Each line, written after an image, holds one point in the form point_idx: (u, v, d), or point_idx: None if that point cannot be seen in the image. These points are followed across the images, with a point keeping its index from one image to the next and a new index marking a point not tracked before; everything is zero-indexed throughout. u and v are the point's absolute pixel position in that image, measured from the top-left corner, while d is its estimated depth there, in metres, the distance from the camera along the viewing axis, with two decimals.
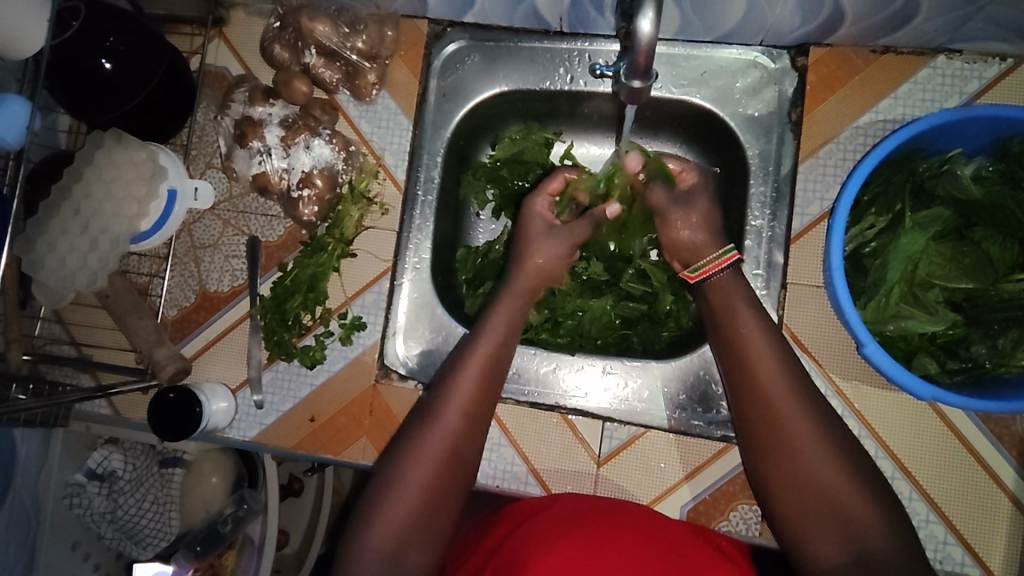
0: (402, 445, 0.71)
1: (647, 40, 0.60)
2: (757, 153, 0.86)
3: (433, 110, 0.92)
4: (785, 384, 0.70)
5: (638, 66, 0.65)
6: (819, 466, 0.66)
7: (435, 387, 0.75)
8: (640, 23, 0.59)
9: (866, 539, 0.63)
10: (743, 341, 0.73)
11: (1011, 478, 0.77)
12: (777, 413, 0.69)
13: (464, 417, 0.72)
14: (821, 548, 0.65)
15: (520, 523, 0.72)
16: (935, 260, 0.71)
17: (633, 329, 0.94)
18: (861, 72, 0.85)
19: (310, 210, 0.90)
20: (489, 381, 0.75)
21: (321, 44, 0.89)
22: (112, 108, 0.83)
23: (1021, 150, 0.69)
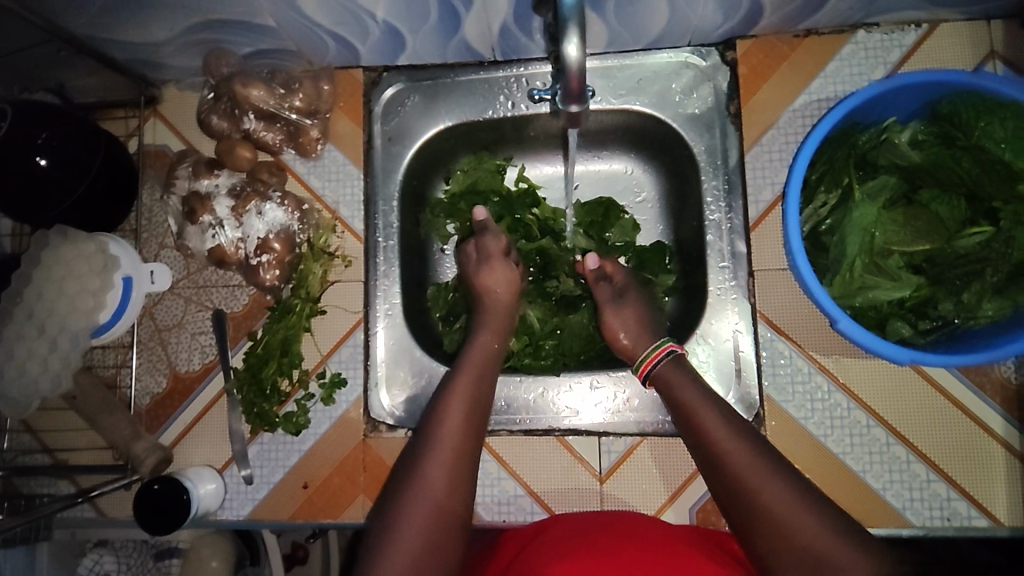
0: (391, 507, 0.69)
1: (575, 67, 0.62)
2: (704, 149, 0.88)
3: (381, 155, 0.92)
4: (718, 417, 0.72)
5: (573, 90, 0.66)
6: (774, 497, 0.64)
7: (415, 444, 0.74)
8: (566, 51, 0.60)
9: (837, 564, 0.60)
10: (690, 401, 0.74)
11: (1000, 425, 0.78)
12: (731, 461, 0.68)
13: (451, 468, 0.71)
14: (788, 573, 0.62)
15: (512, 560, 0.70)
16: (890, 227, 0.73)
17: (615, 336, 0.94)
18: (787, 58, 0.88)
19: (273, 274, 0.88)
20: (469, 430, 0.75)
21: (259, 108, 0.88)
22: (54, 205, 0.81)
23: (950, 110, 0.71)
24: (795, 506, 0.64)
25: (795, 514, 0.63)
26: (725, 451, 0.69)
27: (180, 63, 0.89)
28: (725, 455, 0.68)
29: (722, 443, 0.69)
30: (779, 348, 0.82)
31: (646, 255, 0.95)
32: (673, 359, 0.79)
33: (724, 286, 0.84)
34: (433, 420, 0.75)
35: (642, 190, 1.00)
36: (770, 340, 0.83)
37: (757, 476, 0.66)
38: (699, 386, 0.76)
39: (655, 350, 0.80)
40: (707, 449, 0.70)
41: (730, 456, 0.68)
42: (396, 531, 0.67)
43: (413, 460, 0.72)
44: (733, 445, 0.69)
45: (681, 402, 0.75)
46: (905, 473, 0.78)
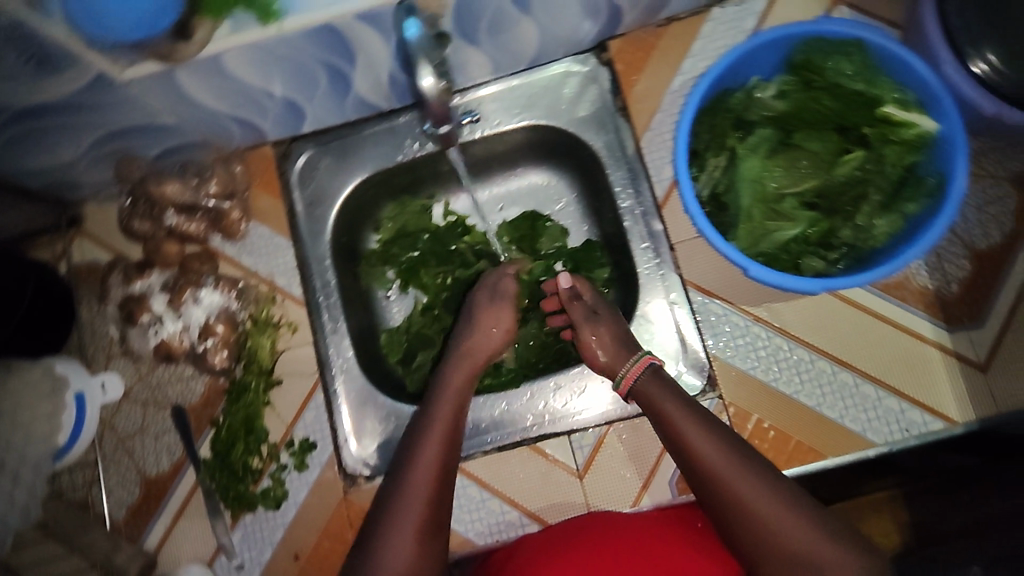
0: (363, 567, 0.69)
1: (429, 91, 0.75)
2: (603, 144, 0.94)
3: (305, 220, 0.95)
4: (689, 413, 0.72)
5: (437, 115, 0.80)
6: (758, 507, 0.65)
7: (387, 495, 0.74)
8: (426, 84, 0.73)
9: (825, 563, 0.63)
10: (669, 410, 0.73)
11: (929, 329, 0.83)
12: (714, 470, 0.68)
13: (426, 518, 0.71)
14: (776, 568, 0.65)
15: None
16: (776, 174, 0.77)
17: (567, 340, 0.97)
18: (657, 46, 0.94)
19: (221, 357, 0.90)
20: (442, 496, 0.73)
21: (176, 203, 0.91)
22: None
23: (803, 58, 0.76)
24: (766, 497, 0.65)
25: (767, 507, 0.65)
26: (704, 460, 0.68)
27: (93, 178, 0.92)
28: (707, 464, 0.68)
29: (702, 453, 0.69)
30: (714, 310, 0.86)
31: (579, 255, 0.99)
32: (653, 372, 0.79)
33: (651, 266, 0.89)
34: (408, 472, 0.74)
35: (560, 196, 1.05)
36: (703, 305, 0.86)
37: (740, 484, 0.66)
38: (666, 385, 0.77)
39: (634, 365, 0.80)
40: (689, 457, 0.70)
41: (709, 462, 0.68)
42: None
43: (383, 533, 0.70)
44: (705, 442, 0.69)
45: (660, 415, 0.74)
46: (857, 396, 0.82)
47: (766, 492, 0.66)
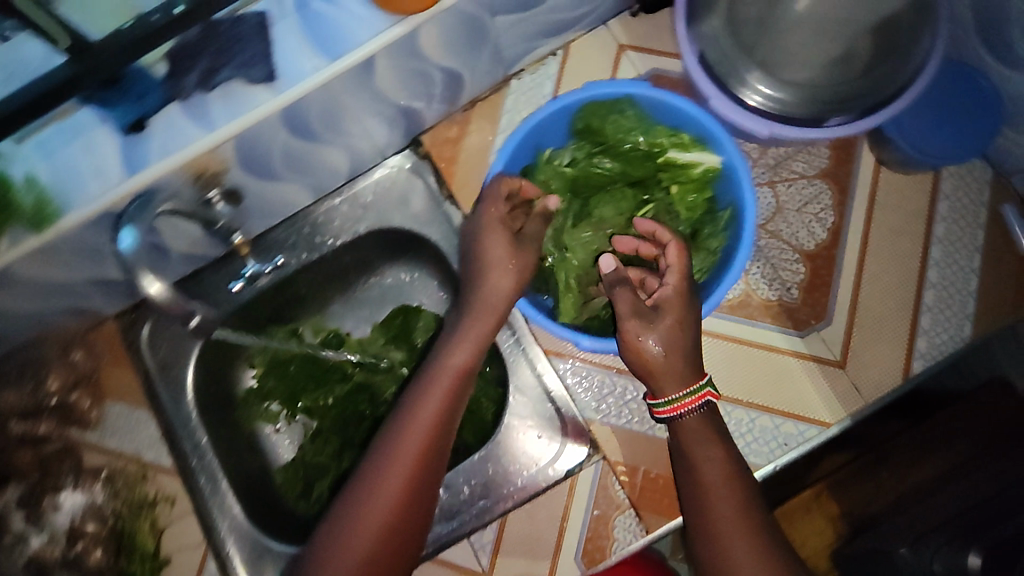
0: None
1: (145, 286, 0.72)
2: (440, 236, 0.95)
3: (162, 386, 0.92)
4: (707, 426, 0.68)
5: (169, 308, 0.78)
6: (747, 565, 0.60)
7: (339, 514, 0.66)
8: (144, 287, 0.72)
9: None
10: (685, 437, 0.68)
11: (781, 339, 0.84)
12: (717, 515, 0.63)
13: (374, 545, 0.64)
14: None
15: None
16: (587, 238, 0.81)
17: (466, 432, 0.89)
18: (466, 132, 0.98)
19: (97, 554, 0.86)
20: (395, 528, 0.65)
21: (16, 410, 0.87)
22: None
23: (584, 125, 0.78)
24: (740, 525, 0.62)
25: (736, 535, 0.61)
26: (713, 503, 0.64)
27: None
28: (713, 510, 0.63)
29: (711, 494, 0.64)
30: (577, 373, 0.87)
31: None
32: (705, 413, 0.69)
33: (511, 345, 0.87)
34: (376, 486, 0.65)
35: (425, 287, 1.05)
36: (567, 371, 0.87)
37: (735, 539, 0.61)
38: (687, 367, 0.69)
39: (693, 398, 0.68)
40: (697, 491, 0.65)
41: (704, 478, 0.65)
42: None
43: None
44: (707, 457, 0.66)
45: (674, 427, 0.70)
46: (732, 423, 0.82)
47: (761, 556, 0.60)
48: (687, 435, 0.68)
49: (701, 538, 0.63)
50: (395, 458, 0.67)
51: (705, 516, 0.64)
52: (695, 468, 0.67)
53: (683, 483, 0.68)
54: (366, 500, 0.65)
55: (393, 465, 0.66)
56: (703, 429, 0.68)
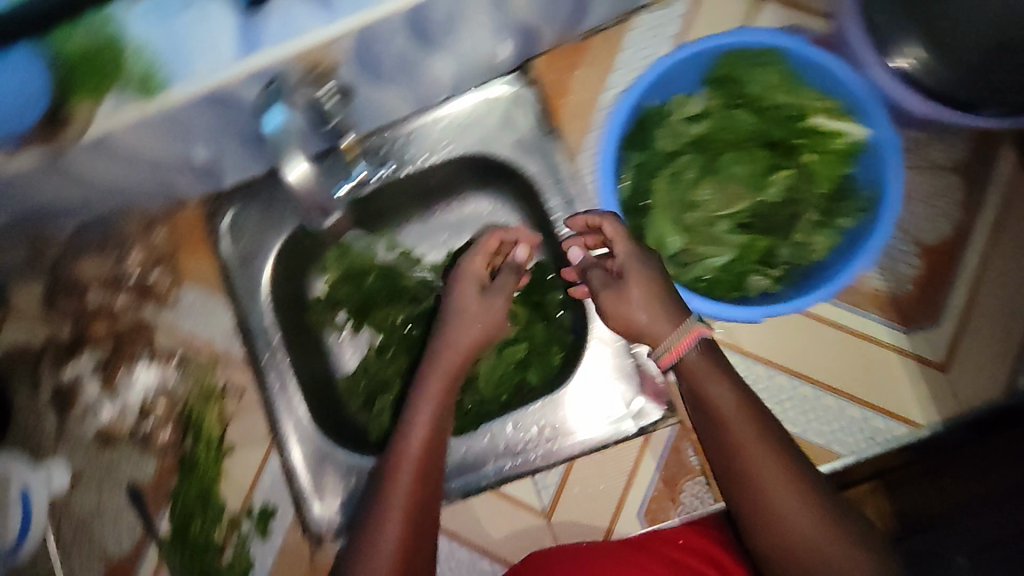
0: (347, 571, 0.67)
1: (307, 194, 0.77)
2: (540, 169, 0.90)
3: (239, 279, 0.91)
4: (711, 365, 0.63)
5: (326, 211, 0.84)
6: (795, 520, 0.58)
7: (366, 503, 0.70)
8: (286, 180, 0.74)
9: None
10: (697, 388, 0.63)
11: (886, 333, 0.81)
12: (748, 467, 0.60)
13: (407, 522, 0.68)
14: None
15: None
16: (708, 196, 0.74)
17: (541, 373, 0.91)
18: (579, 63, 0.92)
19: (167, 433, 0.87)
20: (423, 501, 0.70)
21: (96, 279, 0.89)
22: None
23: (722, 74, 0.72)
24: (779, 477, 0.59)
25: (778, 492, 0.58)
26: (741, 456, 0.60)
27: None
28: (744, 461, 0.60)
29: (739, 446, 0.61)
30: None
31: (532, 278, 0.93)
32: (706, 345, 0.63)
33: None
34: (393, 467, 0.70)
35: (507, 220, 1.01)
36: None
37: (775, 491, 0.58)
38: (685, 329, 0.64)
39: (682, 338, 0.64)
40: (726, 448, 0.61)
41: (728, 432, 0.61)
42: None
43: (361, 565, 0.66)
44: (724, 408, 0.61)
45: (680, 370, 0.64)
46: (820, 409, 0.81)
47: (806, 506, 0.58)
48: (698, 372, 0.63)
49: (736, 489, 0.61)
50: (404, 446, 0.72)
51: (737, 468, 0.61)
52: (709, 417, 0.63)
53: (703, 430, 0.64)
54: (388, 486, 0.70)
55: (409, 444, 0.71)
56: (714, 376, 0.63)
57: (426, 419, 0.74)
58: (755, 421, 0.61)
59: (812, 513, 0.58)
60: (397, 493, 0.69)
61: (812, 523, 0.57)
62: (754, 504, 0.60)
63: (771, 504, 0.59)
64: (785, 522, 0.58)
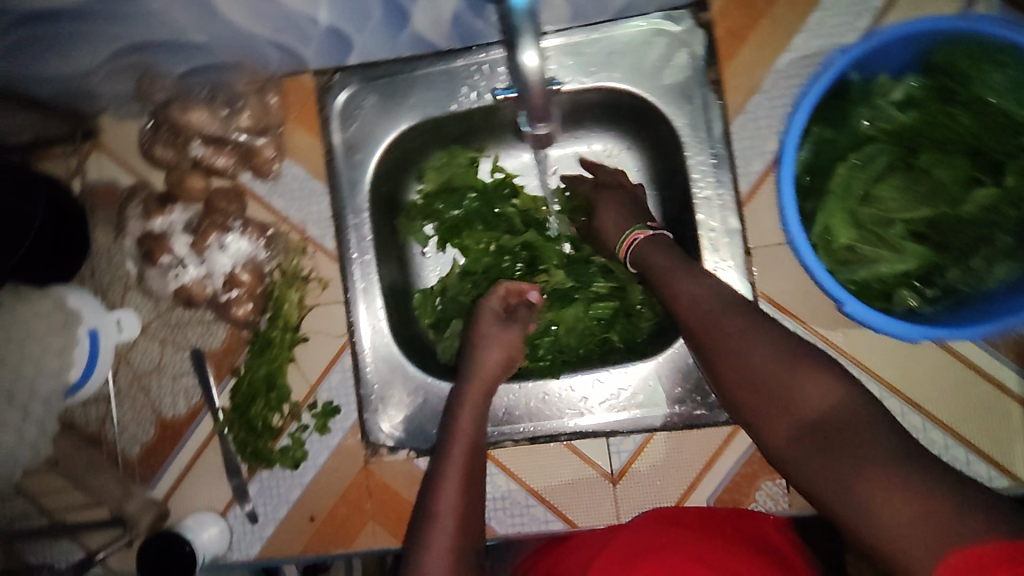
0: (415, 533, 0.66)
1: (539, 86, 0.57)
2: (685, 123, 0.81)
3: (343, 166, 0.85)
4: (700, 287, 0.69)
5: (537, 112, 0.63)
6: (749, 361, 0.62)
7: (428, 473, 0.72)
8: (521, 62, 0.54)
9: (817, 409, 0.58)
10: (673, 290, 0.71)
11: (1016, 381, 0.76)
12: (711, 338, 0.66)
13: (464, 490, 0.69)
14: (777, 426, 0.60)
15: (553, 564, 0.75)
16: (887, 195, 0.67)
17: (618, 329, 0.90)
18: (768, 13, 0.80)
19: (245, 308, 0.85)
20: (475, 475, 0.71)
21: (203, 133, 0.83)
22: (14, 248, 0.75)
23: (947, 61, 0.64)
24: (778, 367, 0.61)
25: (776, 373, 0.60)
26: (705, 330, 0.66)
27: (112, 90, 0.82)
28: (726, 351, 0.64)
29: (705, 325, 0.67)
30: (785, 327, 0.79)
31: None
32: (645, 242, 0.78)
33: (722, 263, 0.80)
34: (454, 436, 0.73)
35: (627, 168, 0.93)
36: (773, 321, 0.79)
37: (732, 350, 0.64)
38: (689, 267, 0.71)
39: (626, 240, 0.80)
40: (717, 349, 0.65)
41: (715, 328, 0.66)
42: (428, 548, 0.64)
43: (424, 523, 0.66)
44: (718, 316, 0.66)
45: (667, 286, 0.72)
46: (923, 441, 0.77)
47: (757, 345, 0.63)
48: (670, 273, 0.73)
49: (709, 364, 0.66)
50: (458, 421, 0.75)
51: (705, 343, 0.66)
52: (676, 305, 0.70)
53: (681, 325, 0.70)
54: (445, 454, 0.72)
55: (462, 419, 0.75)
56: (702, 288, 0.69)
57: (479, 385, 0.78)
58: (718, 301, 0.67)
59: (762, 350, 0.62)
60: (454, 472, 0.70)
61: (765, 356, 0.62)
62: (727, 375, 0.64)
63: (734, 363, 0.63)
64: (747, 382, 0.62)
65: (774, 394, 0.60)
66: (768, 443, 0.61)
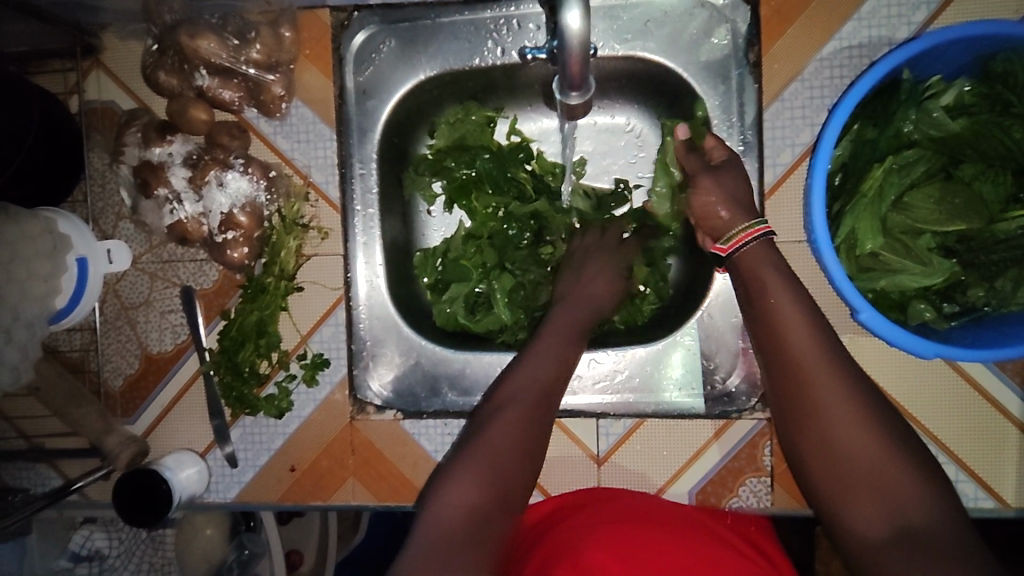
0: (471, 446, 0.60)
1: (580, 52, 0.54)
2: (717, 104, 0.77)
3: (354, 112, 0.81)
4: (794, 308, 0.62)
5: (572, 78, 0.59)
6: (846, 436, 0.57)
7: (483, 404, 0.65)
8: (564, 22, 0.52)
9: (911, 513, 0.54)
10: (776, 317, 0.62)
11: (1017, 406, 0.75)
12: (816, 396, 0.59)
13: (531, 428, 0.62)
14: (861, 515, 0.55)
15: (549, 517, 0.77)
16: (920, 204, 0.64)
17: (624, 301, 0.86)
18: None
19: (241, 252, 0.81)
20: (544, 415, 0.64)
21: (210, 62, 0.77)
22: (8, 162, 0.73)
23: (1006, 70, 0.60)
24: (873, 449, 0.56)
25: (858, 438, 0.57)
26: (807, 380, 0.59)
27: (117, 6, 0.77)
28: (813, 399, 0.59)
29: (809, 374, 0.59)
30: None
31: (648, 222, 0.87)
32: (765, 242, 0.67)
33: None
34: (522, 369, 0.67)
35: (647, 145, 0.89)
36: None
37: (834, 416, 0.57)
38: (786, 278, 0.64)
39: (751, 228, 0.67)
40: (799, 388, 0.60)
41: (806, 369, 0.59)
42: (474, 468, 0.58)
43: (474, 444, 0.61)
44: (821, 365, 0.59)
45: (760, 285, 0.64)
46: None
47: (858, 422, 0.57)
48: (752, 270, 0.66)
49: (798, 412, 0.60)
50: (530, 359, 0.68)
51: (802, 398, 0.59)
52: (777, 332, 0.62)
53: (767, 363, 0.63)
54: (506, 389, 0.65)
55: (510, 415, 0.63)
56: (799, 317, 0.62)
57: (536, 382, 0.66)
58: (830, 355, 0.60)
59: (867, 428, 0.57)
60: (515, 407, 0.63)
61: (868, 438, 0.57)
62: (808, 427, 0.59)
63: (830, 432, 0.58)
64: (841, 456, 0.57)
65: (871, 478, 0.56)
66: (838, 528, 0.57)
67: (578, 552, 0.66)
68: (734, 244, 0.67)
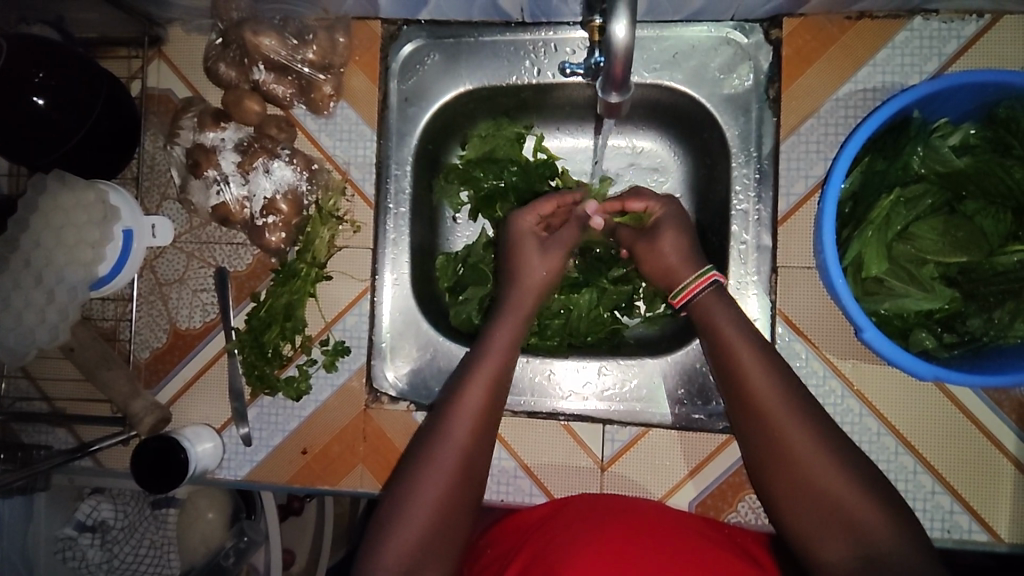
0: (405, 479, 0.67)
1: (625, 58, 0.58)
2: (737, 133, 0.82)
3: (396, 117, 0.87)
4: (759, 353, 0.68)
5: (614, 79, 0.63)
6: (819, 474, 0.62)
7: (431, 420, 0.71)
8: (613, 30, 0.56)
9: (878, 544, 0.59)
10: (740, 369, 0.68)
11: (1012, 441, 0.77)
12: (784, 439, 0.64)
13: (468, 445, 0.68)
14: (829, 554, 0.60)
15: (548, 516, 0.77)
16: (926, 235, 0.68)
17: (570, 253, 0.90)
18: (837, 41, 0.81)
19: (278, 236, 0.85)
20: (485, 425, 0.70)
21: (269, 58, 0.83)
22: (72, 132, 0.78)
23: (1008, 116, 0.65)
24: (841, 484, 0.62)
25: (825, 476, 0.62)
26: (778, 433, 0.64)
27: (187, 3, 0.84)
28: (781, 440, 0.64)
29: (777, 421, 0.64)
30: (796, 349, 0.80)
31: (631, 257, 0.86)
32: (714, 289, 0.74)
33: (745, 278, 0.81)
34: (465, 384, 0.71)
35: (666, 173, 0.93)
36: (787, 341, 0.80)
37: (804, 459, 0.62)
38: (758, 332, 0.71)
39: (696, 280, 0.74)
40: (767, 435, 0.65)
41: (768, 414, 0.65)
42: (413, 504, 0.65)
43: (414, 472, 0.67)
44: (781, 411, 0.65)
45: (722, 339, 0.70)
46: (911, 483, 0.78)
47: (830, 465, 0.62)
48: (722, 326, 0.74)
49: (769, 456, 0.65)
50: (473, 369, 0.72)
51: (775, 452, 0.64)
52: (748, 390, 0.67)
53: (738, 416, 0.68)
54: (453, 407, 0.70)
55: (441, 460, 0.67)
56: (763, 367, 0.67)
57: (470, 416, 0.69)
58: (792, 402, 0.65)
59: (833, 467, 0.62)
60: (459, 423, 0.69)
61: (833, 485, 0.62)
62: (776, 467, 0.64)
63: (803, 474, 0.62)
64: (807, 504, 0.62)
65: (841, 519, 0.61)
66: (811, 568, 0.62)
67: (577, 539, 0.69)
68: (686, 295, 0.75)
